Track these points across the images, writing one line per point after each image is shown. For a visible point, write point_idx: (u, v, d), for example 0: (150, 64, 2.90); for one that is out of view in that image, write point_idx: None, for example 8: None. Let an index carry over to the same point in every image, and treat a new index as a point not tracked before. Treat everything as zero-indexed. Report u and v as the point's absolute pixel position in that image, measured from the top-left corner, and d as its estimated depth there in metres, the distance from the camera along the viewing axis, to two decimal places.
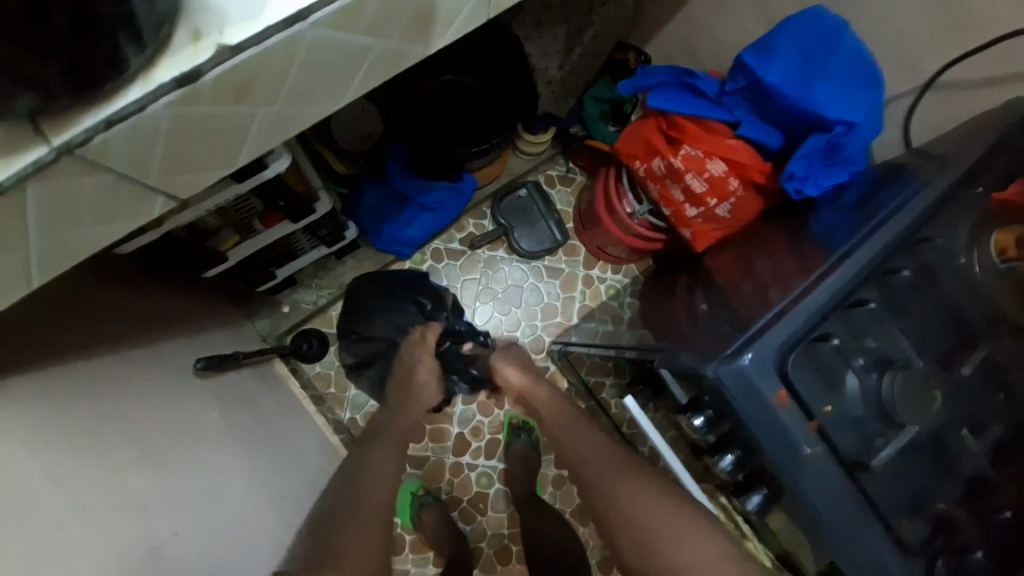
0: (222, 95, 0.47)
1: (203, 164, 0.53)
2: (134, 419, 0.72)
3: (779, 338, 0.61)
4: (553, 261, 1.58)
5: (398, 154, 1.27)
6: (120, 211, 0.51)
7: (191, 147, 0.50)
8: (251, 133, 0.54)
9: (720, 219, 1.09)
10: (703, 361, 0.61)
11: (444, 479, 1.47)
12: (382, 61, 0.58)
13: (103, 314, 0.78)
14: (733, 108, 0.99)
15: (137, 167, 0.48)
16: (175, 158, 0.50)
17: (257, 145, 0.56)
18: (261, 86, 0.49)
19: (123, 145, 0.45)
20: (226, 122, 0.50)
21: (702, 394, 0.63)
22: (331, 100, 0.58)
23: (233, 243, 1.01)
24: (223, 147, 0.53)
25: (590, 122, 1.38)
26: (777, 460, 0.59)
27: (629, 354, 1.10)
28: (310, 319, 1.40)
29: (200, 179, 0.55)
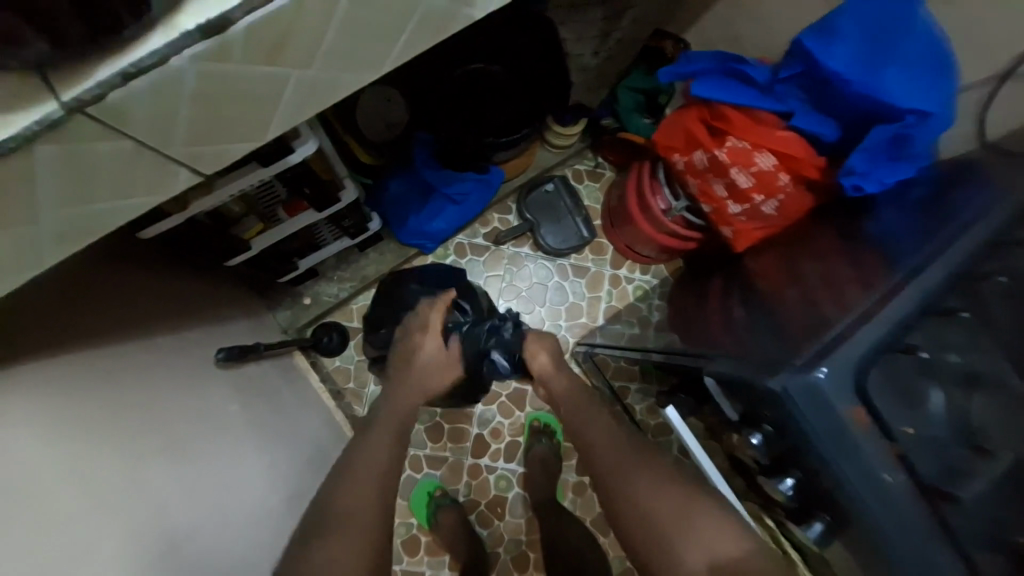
0: (254, 52, 0.44)
1: (228, 133, 0.50)
2: (151, 411, 0.70)
3: (862, 347, 0.54)
4: (579, 259, 1.53)
5: (423, 143, 1.23)
6: (140, 185, 0.49)
7: (215, 112, 0.47)
8: (281, 101, 0.51)
9: (764, 217, 1.03)
10: (766, 373, 0.57)
11: (462, 480, 1.43)
12: (427, 26, 0.53)
13: (125, 300, 0.76)
14: (784, 98, 0.92)
15: (157, 134, 0.45)
16: (199, 125, 0.47)
17: (287, 117, 0.53)
18: (296, 46, 0.46)
19: (143, 105, 0.42)
20: (253, 86, 0.47)
21: (764, 408, 0.58)
22: (370, 67, 0.54)
23: (256, 231, 0.99)
24: (252, 114, 0.50)
25: (624, 115, 1.32)
26: (855, 488, 0.54)
27: (663, 362, 1.04)
28: (331, 312, 1.38)
29: (225, 151, 0.52)
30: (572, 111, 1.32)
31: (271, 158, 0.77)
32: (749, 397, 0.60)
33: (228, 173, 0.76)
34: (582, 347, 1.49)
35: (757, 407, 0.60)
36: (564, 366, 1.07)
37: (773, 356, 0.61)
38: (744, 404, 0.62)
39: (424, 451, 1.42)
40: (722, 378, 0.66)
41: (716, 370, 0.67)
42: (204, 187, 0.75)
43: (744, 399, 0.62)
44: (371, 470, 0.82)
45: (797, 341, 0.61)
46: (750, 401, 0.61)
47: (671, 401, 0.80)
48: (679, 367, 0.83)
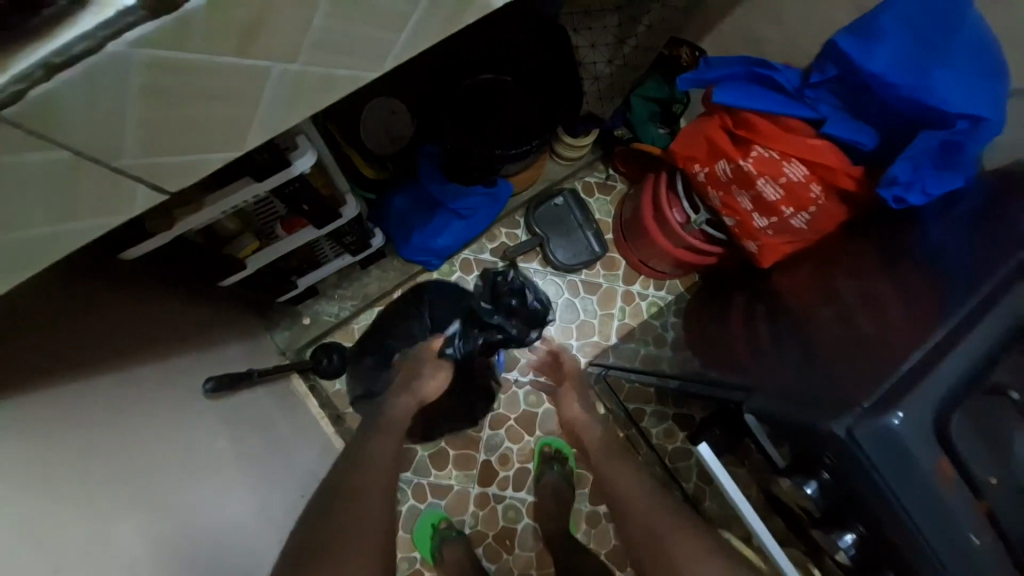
0: (221, 37, 0.39)
1: (193, 142, 0.46)
2: (125, 453, 0.63)
3: (939, 387, 0.53)
4: (590, 275, 1.46)
5: (429, 156, 1.18)
6: (91, 205, 0.45)
7: (176, 110, 0.42)
8: (262, 104, 0.47)
9: (794, 231, 0.96)
10: (829, 415, 0.54)
11: (469, 511, 1.34)
12: (435, 18, 0.49)
13: (105, 327, 0.70)
14: (817, 104, 0.86)
15: (108, 135, 0.41)
16: (159, 125, 0.42)
17: (270, 124, 0.50)
18: (272, 33, 0.41)
19: (78, 105, 0.37)
20: (216, 83, 0.42)
21: (821, 453, 0.56)
22: (374, 61, 0.50)
23: (251, 250, 0.93)
24: (225, 114, 0.46)
25: (637, 124, 1.27)
26: (930, 539, 0.51)
27: (697, 396, 0.95)
28: (331, 332, 1.31)
29: (193, 161, 0.48)
30: (584, 122, 1.26)
31: (263, 172, 0.70)
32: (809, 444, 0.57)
33: (220, 188, 0.70)
34: (599, 369, 1.41)
35: (815, 452, 0.57)
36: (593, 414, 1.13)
37: (831, 392, 0.58)
38: (799, 444, 0.59)
39: (428, 480, 1.33)
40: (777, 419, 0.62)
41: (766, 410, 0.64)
42: (194, 205, 0.69)
43: (800, 445, 0.59)
44: (378, 490, 0.84)
45: (857, 369, 0.58)
46: (800, 446, 0.60)
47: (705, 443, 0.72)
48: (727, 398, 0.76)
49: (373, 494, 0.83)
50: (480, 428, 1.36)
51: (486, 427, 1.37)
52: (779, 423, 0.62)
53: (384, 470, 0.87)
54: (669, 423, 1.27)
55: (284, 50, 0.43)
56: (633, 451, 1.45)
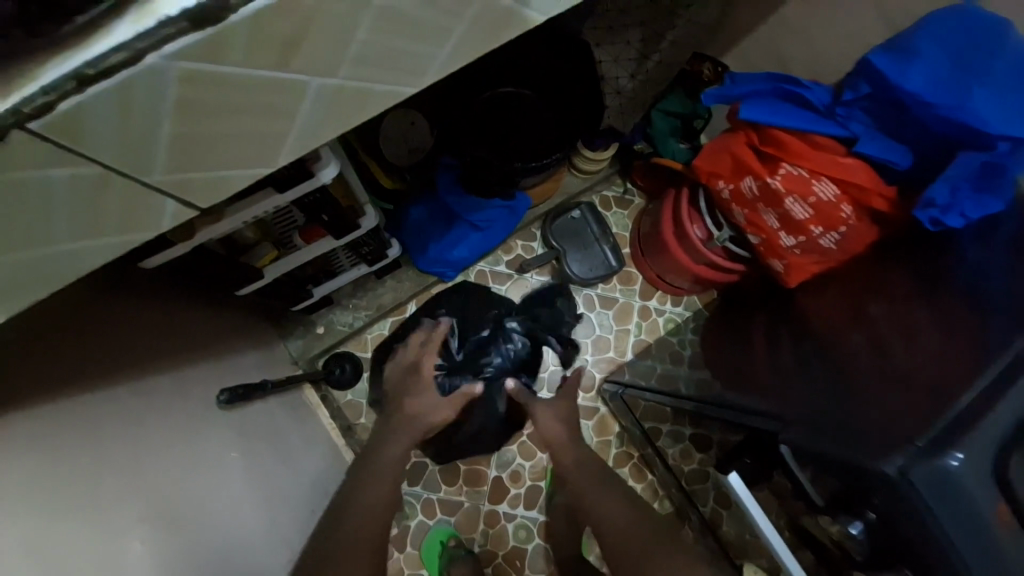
0: (260, 52, 0.38)
1: (223, 158, 0.45)
2: (136, 467, 0.62)
3: (999, 428, 0.53)
4: (606, 289, 1.44)
5: (447, 167, 1.17)
6: (117, 223, 0.45)
7: (210, 125, 0.42)
8: (297, 119, 0.46)
9: (823, 252, 0.93)
10: (876, 454, 0.54)
11: (478, 529, 1.31)
12: (474, 35, 0.49)
13: (125, 336, 0.70)
14: (848, 122, 0.84)
15: (139, 149, 0.40)
16: (192, 140, 0.42)
17: (303, 140, 0.49)
18: (311, 47, 0.40)
19: (109, 119, 0.36)
20: (249, 98, 0.42)
21: (869, 492, 0.56)
22: (413, 75, 0.49)
23: (269, 259, 0.93)
24: (259, 130, 0.45)
25: (658, 138, 1.26)
26: None
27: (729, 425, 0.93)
28: (344, 342, 1.30)
29: (223, 178, 0.48)
30: (603, 136, 1.26)
31: (287, 183, 0.70)
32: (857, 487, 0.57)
33: (243, 199, 0.70)
34: (617, 388, 1.37)
35: (859, 490, 0.57)
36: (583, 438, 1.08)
37: (873, 429, 0.58)
38: (840, 480, 0.58)
39: (437, 495, 1.31)
40: (822, 458, 0.61)
41: (805, 446, 0.63)
42: (214, 215, 0.69)
43: (839, 480, 0.59)
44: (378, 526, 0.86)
45: (910, 402, 0.58)
46: (845, 483, 0.59)
47: (731, 474, 0.69)
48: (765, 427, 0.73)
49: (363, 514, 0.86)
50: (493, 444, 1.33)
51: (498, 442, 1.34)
52: (818, 459, 0.61)
53: (383, 482, 0.92)
54: (684, 445, 1.22)
55: (321, 66, 0.43)
56: (648, 472, 1.41)
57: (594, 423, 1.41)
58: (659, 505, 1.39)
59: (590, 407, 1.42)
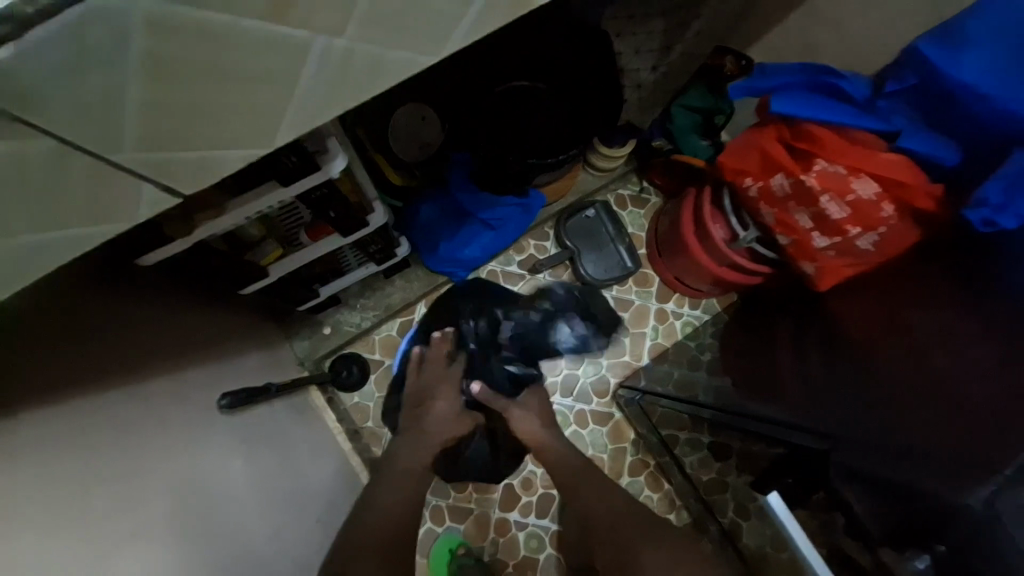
0: (243, 8, 0.35)
1: (204, 133, 0.42)
2: (131, 479, 0.59)
3: None
4: (622, 291, 1.39)
5: (461, 164, 1.15)
6: (88, 208, 0.42)
7: (189, 94, 0.39)
8: (290, 91, 0.43)
9: (858, 253, 0.89)
10: (959, 487, 0.58)
11: (488, 538, 1.26)
12: (501, 0, 0.47)
13: (123, 335, 0.67)
14: (889, 115, 0.80)
15: (108, 117, 0.37)
16: (169, 109, 0.39)
17: (298, 117, 0.46)
18: (303, 6, 0.37)
19: (61, 82, 0.33)
20: (235, 64, 0.38)
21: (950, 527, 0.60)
22: (433, 44, 0.47)
23: (274, 257, 0.89)
24: (248, 103, 0.42)
25: (679, 134, 1.21)
26: None
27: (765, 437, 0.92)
28: (352, 343, 1.27)
29: (209, 158, 0.44)
30: (621, 132, 1.21)
31: (292, 177, 0.66)
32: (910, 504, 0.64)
33: (247, 193, 0.67)
34: (636, 394, 1.33)
35: (937, 524, 0.61)
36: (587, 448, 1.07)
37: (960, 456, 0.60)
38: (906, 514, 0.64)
39: (447, 502, 1.26)
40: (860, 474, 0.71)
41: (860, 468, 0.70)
42: (216, 211, 0.66)
43: (908, 509, 0.64)
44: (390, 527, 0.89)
45: (985, 424, 0.59)
46: (911, 516, 0.64)
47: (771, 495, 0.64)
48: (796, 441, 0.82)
49: (381, 512, 0.91)
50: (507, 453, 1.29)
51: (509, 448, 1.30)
52: None
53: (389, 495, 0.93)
54: (703, 453, 1.19)
55: (315, 26, 0.39)
56: (664, 480, 1.36)
57: (609, 430, 1.36)
58: (675, 516, 1.34)
59: (604, 412, 1.36)
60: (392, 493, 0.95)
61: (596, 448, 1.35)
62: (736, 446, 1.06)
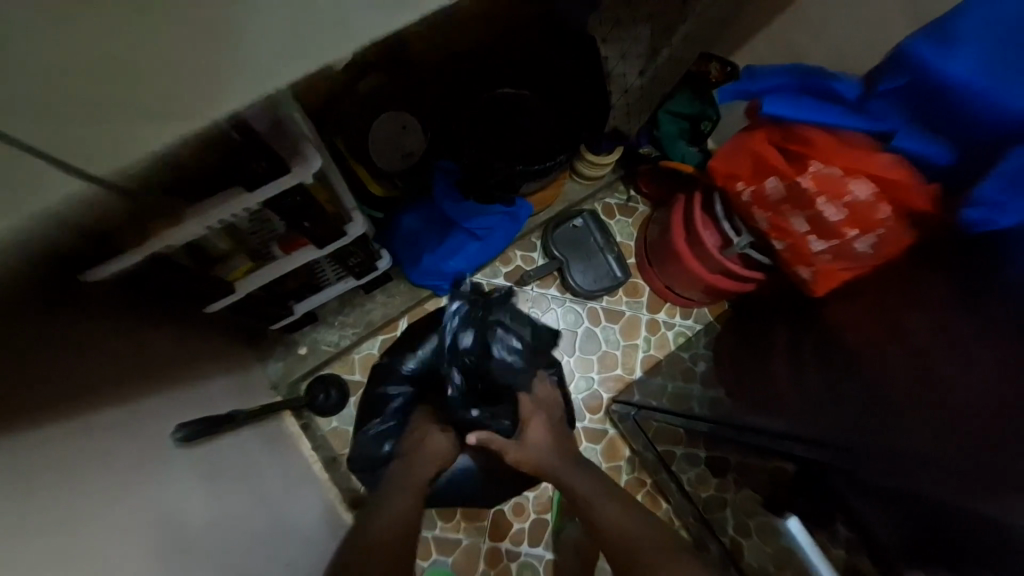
0: None
1: (120, 100, 0.35)
2: (72, 528, 0.50)
3: None
4: (612, 302, 1.35)
5: (445, 171, 1.08)
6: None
7: (94, 50, 0.32)
8: (234, 56, 0.38)
9: (855, 256, 0.88)
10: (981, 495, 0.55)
11: (479, 569, 1.18)
12: None
13: (74, 354, 0.60)
14: (881, 116, 0.80)
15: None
16: (65, 68, 0.32)
17: (241, 85, 0.40)
18: None
19: None
20: (149, 16, 0.32)
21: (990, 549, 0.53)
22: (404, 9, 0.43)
23: (243, 272, 0.84)
24: (177, 64, 0.36)
25: (667, 140, 1.20)
26: None
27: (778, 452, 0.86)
28: (330, 363, 1.20)
29: (130, 136, 0.38)
30: (608, 139, 1.19)
31: (258, 182, 0.62)
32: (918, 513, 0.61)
33: (201, 201, 0.60)
34: (632, 410, 1.27)
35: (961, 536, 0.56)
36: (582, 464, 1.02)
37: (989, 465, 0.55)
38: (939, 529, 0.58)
39: (434, 532, 1.18)
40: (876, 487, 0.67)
41: (868, 480, 0.67)
42: (171, 219, 0.59)
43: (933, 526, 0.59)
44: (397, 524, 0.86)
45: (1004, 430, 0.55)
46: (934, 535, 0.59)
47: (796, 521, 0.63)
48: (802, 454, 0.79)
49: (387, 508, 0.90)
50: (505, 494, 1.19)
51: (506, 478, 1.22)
52: None
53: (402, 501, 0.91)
54: (700, 469, 1.15)
55: None
56: (662, 499, 1.30)
57: (603, 447, 1.30)
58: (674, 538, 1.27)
59: (598, 429, 1.31)
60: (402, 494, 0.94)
61: None
62: (734, 461, 1.01)
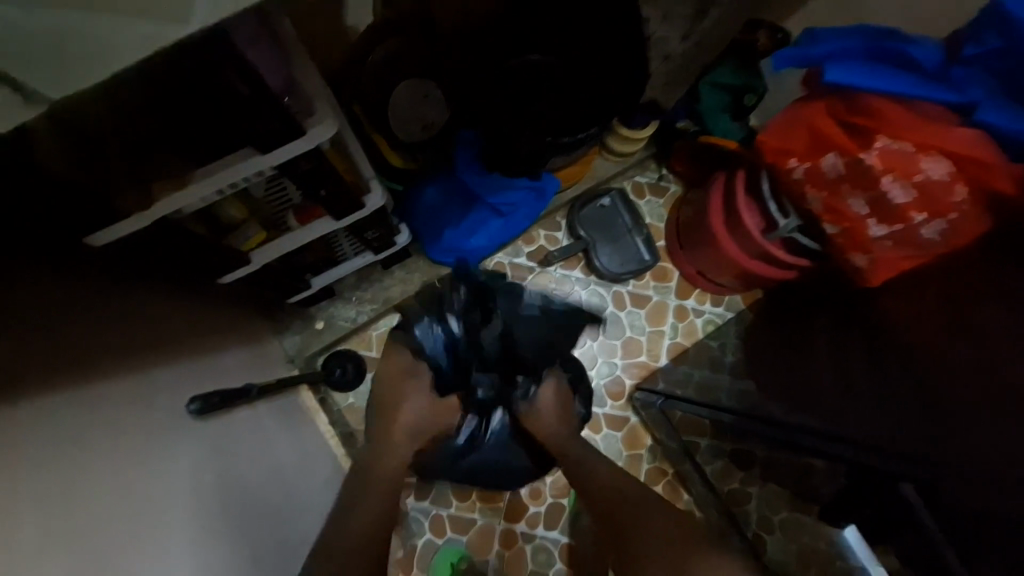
0: None
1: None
2: (67, 505, 0.48)
3: None
4: (638, 286, 1.29)
5: (468, 142, 1.06)
6: None
7: None
8: None
9: (920, 243, 0.80)
10: None
11: (493, 550, 1.17)
12: None
13: (76, 323, 0.57)
14: (966, 86, 0.72)
15: None
16: None
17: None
18: None
19: None
20: None
21: None
22: None
23: (257, 242, 0.80)
24: None
25: (707, 113, 1.12)
26: None
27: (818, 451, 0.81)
28: (346, 339, 1.17)
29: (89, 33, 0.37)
30: (643, 112, 1.11)
31: (270, 143, 0.58)
32: (977, 528, 0.56)
33: (209, 162, 0.58)
34: (656, 398, 1.21)
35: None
36: (586, 457, 0.93)
37: None
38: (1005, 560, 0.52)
39: (448, 511, 1.17)
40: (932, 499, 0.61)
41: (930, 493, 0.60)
42: (179, 180, 0.57)
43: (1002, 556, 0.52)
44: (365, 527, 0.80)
45: None
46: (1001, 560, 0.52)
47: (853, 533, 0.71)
48: (846, 455, 0.74)
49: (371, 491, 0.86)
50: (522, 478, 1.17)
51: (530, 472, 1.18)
52: None
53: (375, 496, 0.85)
54: (724, 462, 1.12)
55: None
56: (684, 491, 1.26)
57: (624, 435, 1.26)
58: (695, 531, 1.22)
59: (619, 416, 1.26)
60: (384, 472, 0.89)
61: (610, 455, 1.25)
62: (760, 454, 1.00)
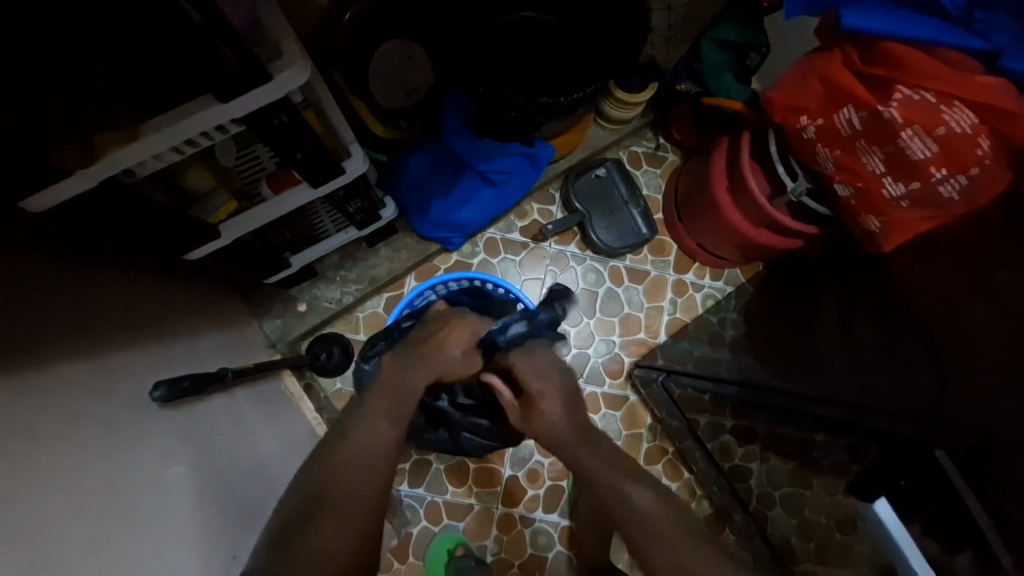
0: None
1: None
2: (13, 506, 0.42)
3: None
4: (636, 260, 1.24)
5: (456, 105, 0.96)
6: None
7: None
8: None
9: (940, 204, 0.74)
10: None
11: (491, 535, 1.13)
12: None
13: (12, 308, 0.49)
14: (989, 33, 0.67)
15: None
16: None
17: None
18: None
19: None
20: None
21: None
22: None
23: (226, 214, 0.72)
24: None
25: (710, 73, 1.06)
26: None
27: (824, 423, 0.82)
28: (332, 321, 1.11)
29: None
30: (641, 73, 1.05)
31: (230, 91, 0.51)
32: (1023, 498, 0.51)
33: (161, 114, 0.51)
34: (654, 373, 1.19)
35: None
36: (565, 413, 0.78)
37: None
38: None
39: (443, 498, 1.13)
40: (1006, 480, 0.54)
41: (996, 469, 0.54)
42: (126, 136, 0.50)
43: None
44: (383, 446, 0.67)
45: None
46: None
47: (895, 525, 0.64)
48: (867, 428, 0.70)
49: (357, 477, 0.63)
50: (521, 454, 1.15)
51: (526, 457, 1.16)
52: None
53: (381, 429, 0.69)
54: (726, 439, 1.10)
55: None
56: (684, 469, 1.23)
57: (623, 413, 1.22)
58: (696, 506, 1.21)
59: (617, 395, 1.23)
60: (383, 431, 0.69)
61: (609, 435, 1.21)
62: (761, 429, 1.00)
